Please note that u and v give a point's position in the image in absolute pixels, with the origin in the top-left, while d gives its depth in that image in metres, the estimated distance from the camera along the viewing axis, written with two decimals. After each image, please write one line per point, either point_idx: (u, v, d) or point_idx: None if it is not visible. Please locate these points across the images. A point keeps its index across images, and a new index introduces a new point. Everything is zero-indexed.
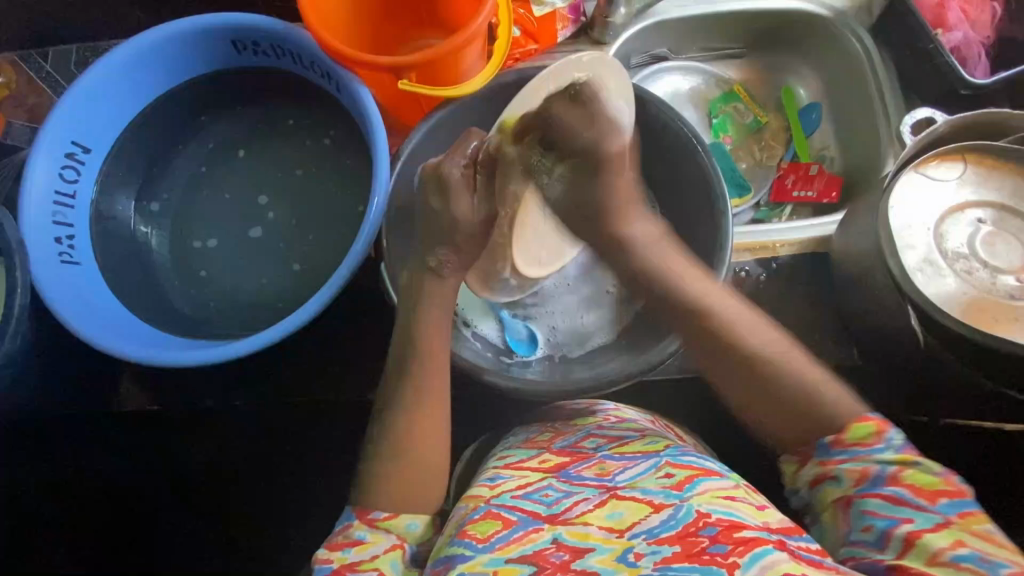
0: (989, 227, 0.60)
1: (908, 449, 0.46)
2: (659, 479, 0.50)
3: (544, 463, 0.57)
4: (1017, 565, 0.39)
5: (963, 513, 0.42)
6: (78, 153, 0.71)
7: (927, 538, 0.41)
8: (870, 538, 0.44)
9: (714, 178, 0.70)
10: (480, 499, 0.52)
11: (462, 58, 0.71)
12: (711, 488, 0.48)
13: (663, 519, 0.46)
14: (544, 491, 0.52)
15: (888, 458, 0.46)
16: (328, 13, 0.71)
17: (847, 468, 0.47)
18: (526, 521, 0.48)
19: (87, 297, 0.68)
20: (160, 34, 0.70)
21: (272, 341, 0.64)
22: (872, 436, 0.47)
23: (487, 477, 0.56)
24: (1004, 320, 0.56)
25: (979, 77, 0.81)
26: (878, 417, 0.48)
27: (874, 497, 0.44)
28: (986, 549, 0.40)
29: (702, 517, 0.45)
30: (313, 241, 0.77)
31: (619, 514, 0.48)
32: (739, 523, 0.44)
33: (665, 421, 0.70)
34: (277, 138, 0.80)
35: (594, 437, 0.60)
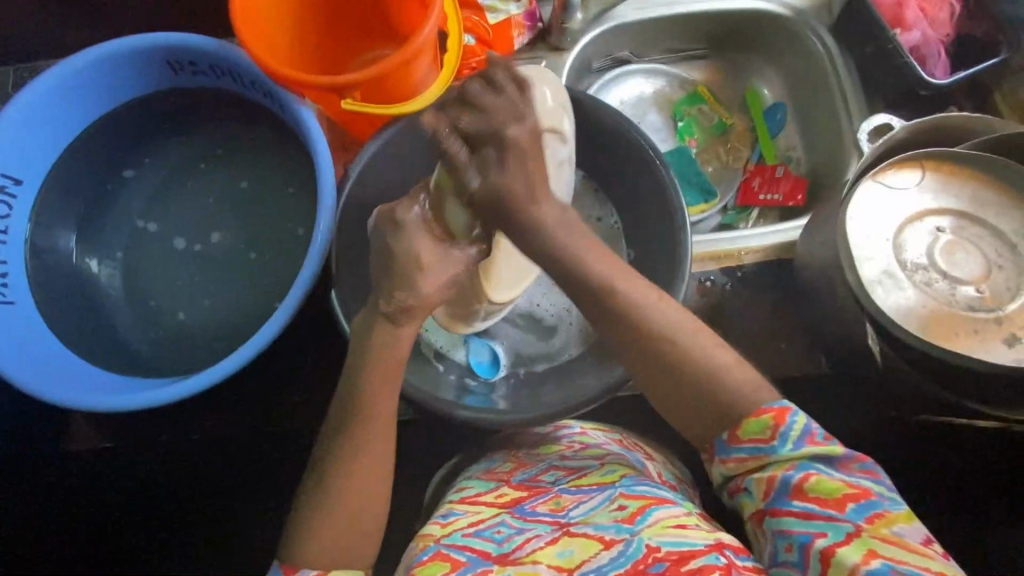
0: (949, 236, 0.59)
1: (802, 441, 0.45)
2: (611, 513, 0.52)
3: (499, 498, 0.58)
4: (931, 572, 0.40)
5: (872, 518, 0.42)
6: (8, 186, 0.67)
7: (840, 553, 0.41)
8: (792, 558, 0.44)
9: (672, 191, 0.68)
10: (430, 538, 0.53)
11: (410, 73, 0.68)
12: (663, 518, 0.49)
13: (613, 557, 0.47)
14: (496, 528, 0.54)
15: (785, 458, 0.45)
16: (267, 31, 0.68)
17: (756, 481, 0.46)
18: (473, 563, 0.50)
19: (22, 341, 0.64)
20: (88, 57, 0.66)
21: (216, 381, 0.61)
22: (768, 431, 0.46)
23: (441, 514, 0.57)
24: (964, 333, 0.55)
25: (939, 77, 0.80)
26: (774, 408, 0.46)
27: (785, 515, 0.44)
28: (898, 556, 0.40)
29: (651, 552, 0.46)
30: (264, 267, 0.74)
31: (570, 551, 0.49)
32: (688, 554, 0.45)
33: (633, 440, 0.69)
34: (224, 159, 0.77)
35: (554, 470, 0.61)
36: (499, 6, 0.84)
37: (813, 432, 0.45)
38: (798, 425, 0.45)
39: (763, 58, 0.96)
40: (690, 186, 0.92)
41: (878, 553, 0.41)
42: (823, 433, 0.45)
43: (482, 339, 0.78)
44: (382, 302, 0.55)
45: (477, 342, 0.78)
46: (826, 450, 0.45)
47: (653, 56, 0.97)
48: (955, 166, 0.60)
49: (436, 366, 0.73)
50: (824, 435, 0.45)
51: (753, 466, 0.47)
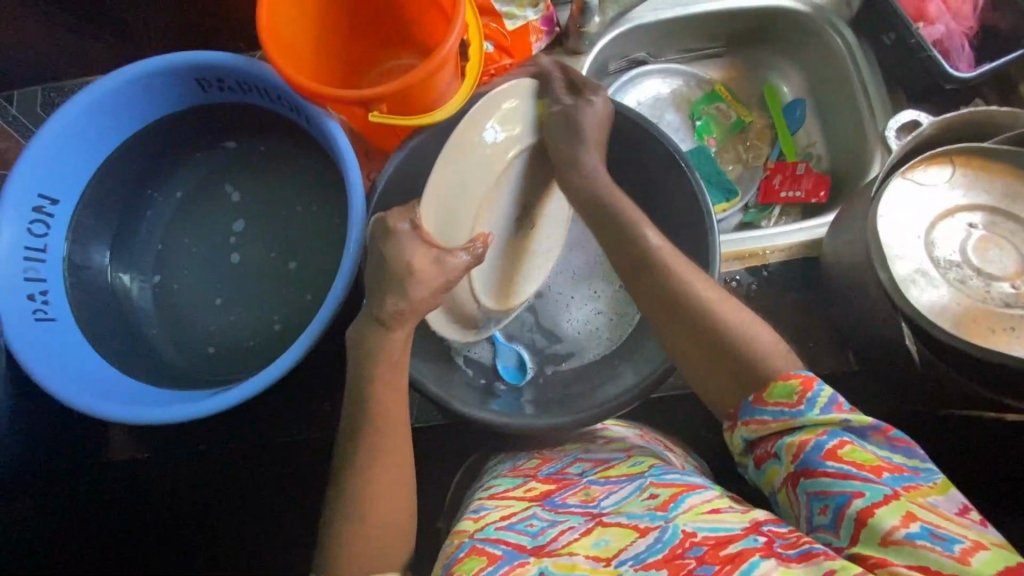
0: (981, 232, 0.59)
1: (832, 407, 0.46)
2: (644, 501, 0.52)
3: (529, 492, 0.59)
4: (968, 538, 0.39)
5: (907, 485, 0.42)
6: (46, 206, 0.69)
7: (878, 516, 0.41)
8: (825, 521, 0.44)
9: (698, 195, 0.68)
10: (464, 534, 0.53)
11: (434, 84, 0.69)
12: (696, 504, 0.49)
13: (650, 543, 0.47)
14: (529, 521, 0.54)
15: (816, 423, 0.46)
16: (291, 47, 0.69)
17: (788, 443, 0.47)
18: (510, 556, 0.49)
19: (66, 356, 0.66)
20: (120, 78, 0.67)
21: (255, 392, 0.62)
22: (796, 395, 0.48)
23: (472, 509, 0.58)
24: (1000, 330, 0.55)
25: (963, 69, 0.79)
26: (801, 375, 0.49)
27: (818, 475, 0.45)
28: (935, 521, 0.40)
29: (687, 537, 0.46)
30: (294, 278, 0.76)
31: (605, 542, 0.49)
32: (725, 539, 0.45)
33: (656, 435, 0.71)
34: (251, 174, 0.79)
35: (580, 463, 0.63)
36: (517, 13, 0.85)
37: (840, 400, 0.47)
38: (829, 392, 0.47)
39: (781, 55, 0.96)
40: (711, 184, 0.92)
41: (915, 516, 0.40)
42: (850, 402, 0.47)
43: (510, 343, 0.79)
44: (375, 308, 0.58)
45: (503, 344, 0.78)
46: (855, 417, 0.46)
47: (669, 56, 0.97)
48: (986, 161, 0.60)
49: (466, 371, 0.74)
50: (852, 406, 0.46)
51: (781, 430, 0.48)
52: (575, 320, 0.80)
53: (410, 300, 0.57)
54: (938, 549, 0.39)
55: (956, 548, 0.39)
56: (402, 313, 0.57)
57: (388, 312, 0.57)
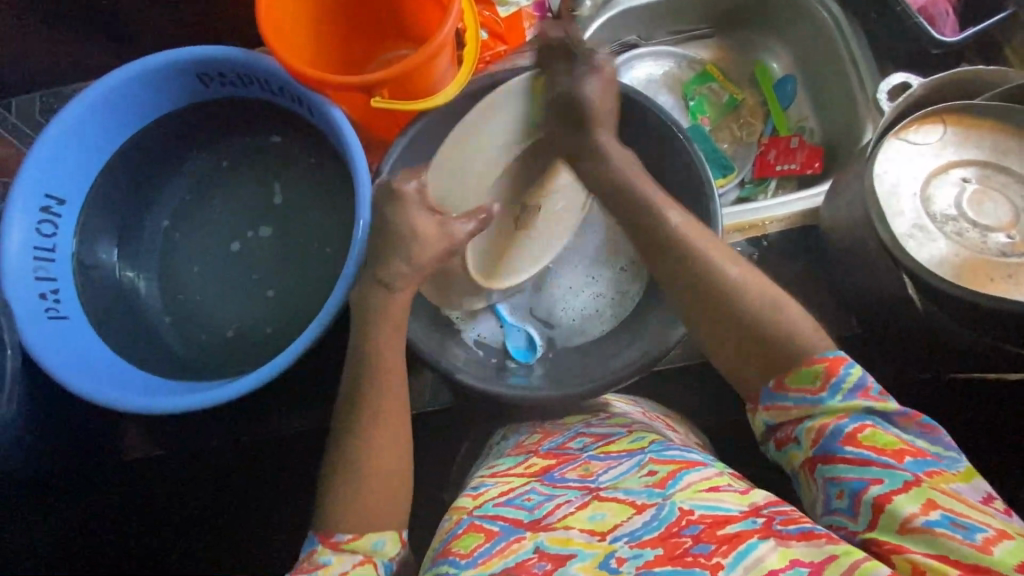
0: (975, 186, 0.60)
1: (857, 394, 0.47)
2: (642, 478, 0.52)
3: (529, 468, 0.60)
4: (992, 527, 0.40)
5: (930, 471, 0.43)
6: (53, 206, 0.70)
7: (897, 502, 0.42)
8: (842, 506, 0.45)
9: (697, 167, 0.70)
10: (463, 511, 0.55)
11: (433, 68, 0.70)
12: (694, 482, 0.50)
13: (645, 521, 0.48)
14: (526, 495, 0.55)
15: (840, 408, 0.47)
16: (290, 38, 0.69)
17: (808, 429, 0.48)
18: (507, 532, 0.50)
19: (79, 352, 0.67)
20: (122, 76, 0.68)
21: (270, 377, 0.63)
22: (819, 381, 0.48)
23: (473, 487, 0.59)
24: (998, 279, 0.56)
25: (948, 35, 0.81)
26: (827, 359, 0.48)
27: (837, 461, 0.45)
28: (956, 509, 0.40)
29: (685, 515, 0.47)
30: (301, 268, 0.77)
31: (601, 516, 0.50)
32: (723, 519, 0.46)
33: (662, 417, 0.71)
34: (253, 168, 0.79)
35: (581, 437, 0.63)
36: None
37: (867, 386, 0.47)
38: (854, 376, 0.47)
39: (769, 33, 0.98)
40: (708, 161, 0.93)
41: (936, 503, 0.41)
42: (877, 387, 0.47)
43: (519, 323, 0.79)
44: (379, 271, 0.64)
45: (512, 324, 0.79)
46: (880, 404, 0.46)
47: (660, 38, 0.99)
48: (976, 118, 0.62)
49: (477, 351, 0.75)
50: (880, 391, 0.47)
51: (802, 415, 0.48)
52: (575, 300, 0.81)
53: (411, 261, 0.64)
54: (959, 537, 0.39)
55: (978, 536, 0.39)
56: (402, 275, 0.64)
57: (389, 275, 0.64)
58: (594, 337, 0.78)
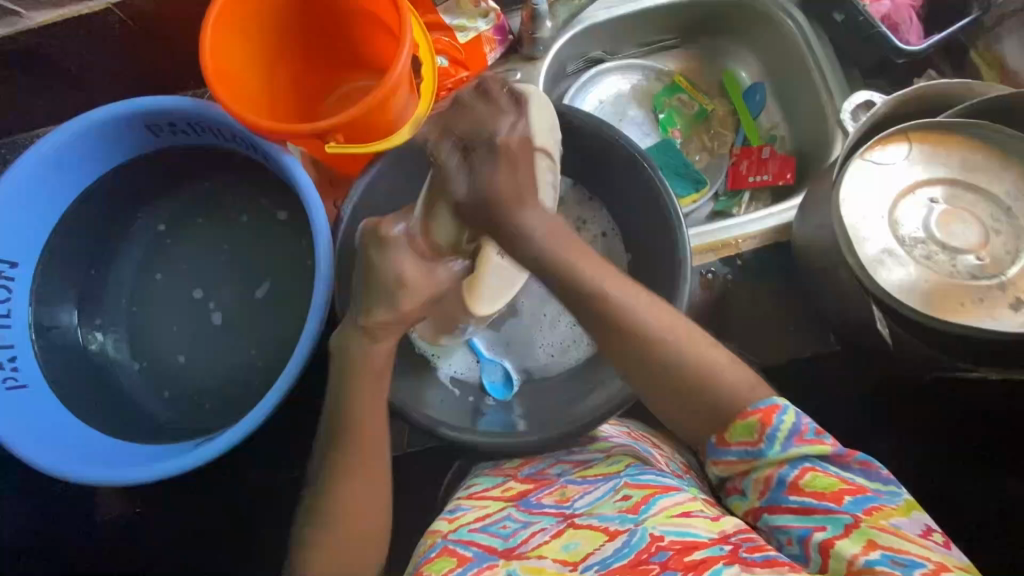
0: (943, 206, 0.59)
1: (791, 441, 0.44)
2: (616, 504, 0.52)
3: (505, 493, 0.60)
4: (932, 561, 0.39)
5: (869, 508, 0.42)
6: (4, 270, 0.67)
7: (840, 545, 0.41)
8: (794, 552, 0.44)
9: (664, 194, 0.68)
10: (438, 534, 0.55)
11: (390, 107, 0.68)
12: (667, 506, 0.49)
13: (616, 548, 0.47)
14: (502, 522, 0.55)
15: (777, 459, 0.45)
16: (240, 84, 0.67)
17: (754, 479, 0.46)
18: (479, 558, 0.50)
19: (40, 423, 0.65)
20: (65, 134, 0.65)
21: (236, 441, 0.61)
22: (756, 434, 0.45)
23: (449, 509, 0.59)
24: (968, 303, 0.55)
25: (914, 42, 0.80)
26: (760, 410, 0.45)
27: (784, 511, 0.45)
28: (897, 546, 0.40)
29: (654, 541, 0.46)
30: (268, 316, 0.75)
31: (574, 545, 0.49)
32: (691, 545, 0.44)
33: (644, 433, 0.71)
34: (213, 215, 0.77)
35: (560, 463, 0.64)
36: (467, 25, 0.84)
37: (801, 431, 0.44)
38: (788, 422, 0.44)
39: (736, 41, 0.96)
40: (680, 176, 0.92)
41: (877, 543, 0.41)
42: (813, 430, 0.44)
43: (496, 357, 0.79)
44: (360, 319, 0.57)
45: (489, 359, 0.78)
46: (816, 447, 0.44)
47: (626, 52, 0.97)
48: (942, 135, 0.61)
49: (453, 391, 0.74)
50: (814, 433, 0.44)
51: (746, 468, 0.46)
52: (558, 326, 0.80)
53: (400, 310, 0.57)
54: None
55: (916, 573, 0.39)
56: (388, 323, 0.57)
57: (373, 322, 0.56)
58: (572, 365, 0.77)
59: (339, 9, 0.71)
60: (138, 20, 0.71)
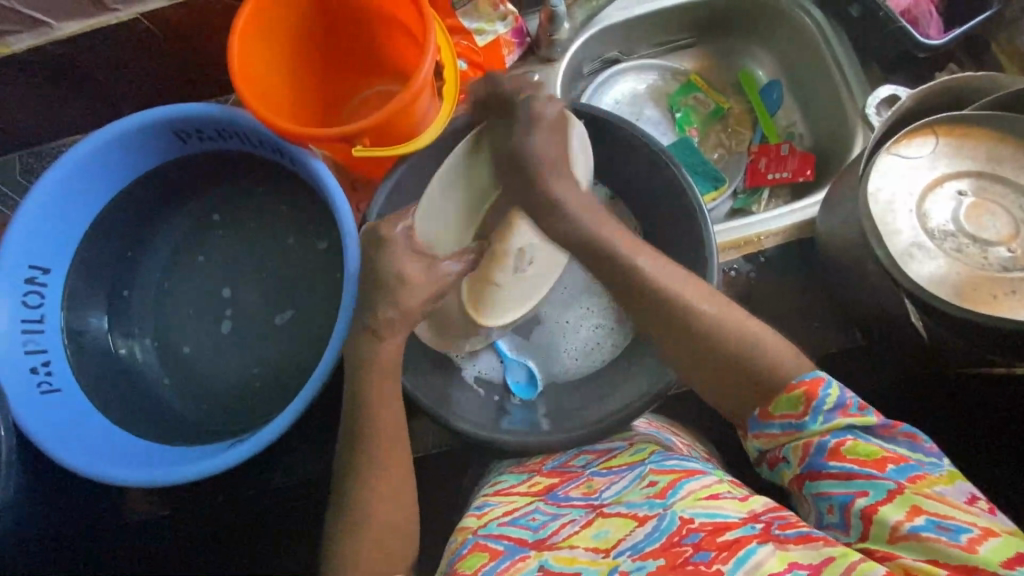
0: (972, 199, 0.59)
1: (837, 413, 0.44)
2: (643, 490, 0.52)
3: (532, 487, 0.60)
4: (977, 526, 0.38)
5: (913, 477, 0.41)
6: (37, 276, 0.69)
7: (883, 512, 0.41)
8: (834, 520, 0.43)
9: (688, 191, 0.68)
10: (468, 531, 0.54)
11: (415, 110, 0.68)
12: (694, 490, 0.49)
13: (647, 533, 0.47)
14: (531, 515, 0.55)
15: (822, 431, 0.45)
16: (267, 89, 0.68)
17: (793, 448, 0.46)
18: (512, 551, 0.50)
19: (74, 426, 0.66)
20: (97, 142, 0.67)
21: (267, 442, 0.61)
22: (801, 406, 0.46)
23: (476, 507, 0.59)
24: (1001, 296, 0.55)
25: (934, 37, 0.80)
26: (805, 381, 0.46)
27: (824, 478, 0.44)
28: (943, 512, 0.39)
29: (685, 524, 0.46)
30: (295, 319, 0.76)
31: (605, 533, 0.49)
32: (722, 526, 0.44)
33: (668, 425, 0.71)
34: (238, 219, 0.78)
35: (584, 455, 0.64)
36: (487, 28, 0.84)
37: (847, 405, 0.44)
38: (834, 395, 0.45)
39: (752, 39, 0.96)
40: (699, 174, 0.92)
41: (922, 509, 0.39)
42: (857, 404, 0.44)
43: (519, 358, 0.79)
44: (368, 317, 0.59)
45: (512, 359, 0.78)
46: (861, 419, 0.44)
47: (642, 52, 0.98)
48: (969, 128, 0.61)
49: (478, 390, 0.75)
50: (860, 407, 0.44)
51: (788, 438, 0.47)
52: (581, 327, 0.80)
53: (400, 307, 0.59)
54: (944, 539, 0.38)
55: (963, 537, 0.37)
56: (393, 321, 0.59)
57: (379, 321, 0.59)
58: (598, 364, 0.78)
59: (362, 14, 0.71)
60: (165, 30, 0.73)
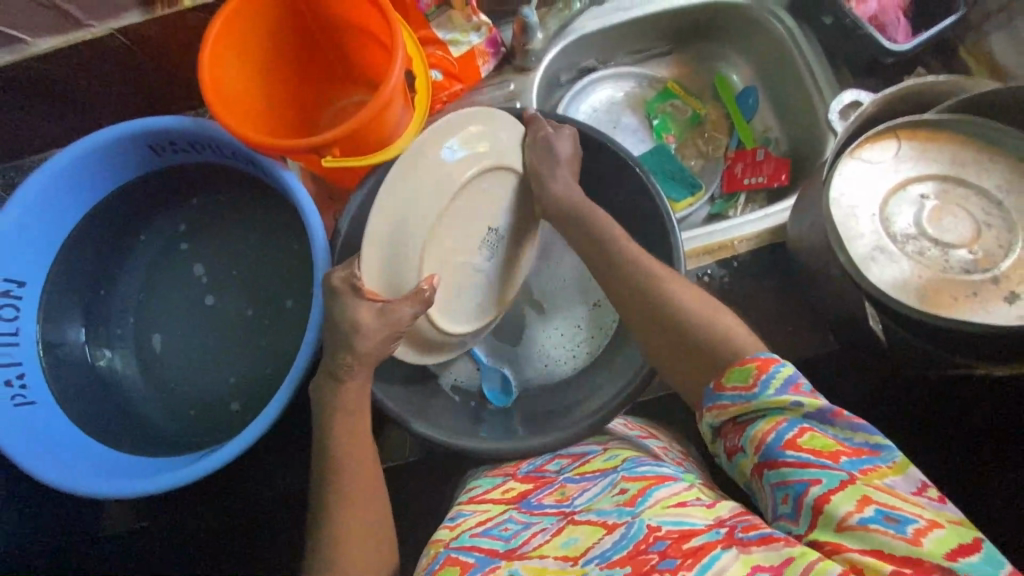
0: (933, 202, 0.59)
1: (788, 389, 0.44)
2: (613, 497, 0.52)
3: (506, 493, 0.60)
4: (922, 518, 0.38)
5: (864, 468, 0.40)
6: (13, 289, 0.69)
7: (834, 502, 0.39)
8: (787, 511, 0.42)
9: (657, 199, 0.69)
10: (440, 544, 0.54)
11: (386, 119, 0.69)
12: (663, 498, 0.49)
13: (615, 540, 0.47)
14: (504, 525, 0.54)
15: (772, 405, 0.44)
16: (238, 102, 0.69)
17: (750, 435, 0.45)
18: (481, 563, 0.49)
19: (45, 438, 0.66)
20: (68, 157, 0.67)
21: (237, 452, 0.61)
22: (751, 379, 0.45)
23: (450, 517, 0.59)
24: (962, 298, 0.55)
25: (902, 42, 0.81)
26: (758, 358, 0.46)
27: (779, 465, 0.42)
28: (890, 503, 0.39)
29: (652, 531, 0.46)
30: (272, 328, 0.76)
31: (574, 540, 0.49)
32: (688, 532, 0.44)
33: (649, 428, 0.72)
34: (216, 230, 0.79)
35: (558, 459, 0.64)
36: (461, 38, 0.85)
37: (798, 381, 0.44)
38: (785, 372, 0.44)
39: (728, 46, 0.97)
40: (676, 181, 0.93)
41: (871, 499, 0.39)
42: (810, 384, 0.44)
43: (495, 365, 0.79)
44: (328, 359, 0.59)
45: (488, 365, 0.79)
46: (812, 401, 0.43)
47: (619, 60, 0.99)
48: (930, 132, 0.61)
49: (453, 398, 0.75)
50: (812, 388, 0.44)
51: (742, 417, 0.45)
52: (553, 331, 0.81)
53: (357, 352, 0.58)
54: (892, 531, 0.37)
55: (909, 529, 0.37)
56: (351, 365, 0.58)
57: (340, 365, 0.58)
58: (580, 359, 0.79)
59: (335, 26, 0.72)
60: (138, 44, 0.73)
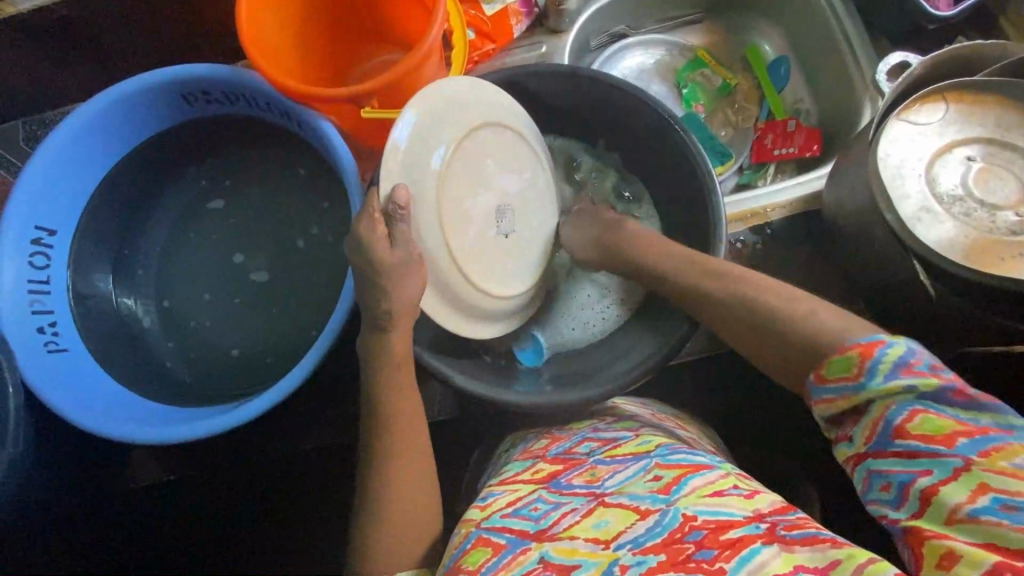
0: (980, 164, 0.59)
1: (898, 372, 0.41)
2: (647, 483, 0.51)
3: (536, 474, 0.58)
4: None
5: (987, 450, 0.38)
6: (44, 237, 0.68)
7: (944, 492, 0.38)
8: (887, 496, 0.41)
9: (698, 160, 0.69)
10: (472, 523, 0.53)
11: (424, 72, 0.68)
12: (700, 486, 0.49)
13: (649, 527, 0.47)
14: (533, 504, 0.53)
15: (881, 392, 0.41)
16: (272, 51, 0.68)
17: (862, 424, 0.43)
18: (514, 544, 0.49)
19: (81, 385, 0.65)
20: (101, 102, 0.66)
21: (274, 402, 0.61)
22: (855, 367, 0.43)
23: (480, 497, 0.57)
24: (1008, 258, 0.55)
25: (944, 9, 0.80)
26: (861, 343, 0.43)
27: (887, 456, 0.41)
28: (1014, 490, 0.36)
29: (688, 521, 0.46)
30: (303, 286, 0.76)
31: (606, 523, 0.49)
32: (726, 523, 0.46)
33: (680, 421, 0.70)
34: (246, 186, 0.78)
35: (588, 441, 0.61)
36: None
37: (911, 362, 0.41)
38: (896, 355, 0.41)
39: (761, 15, 0.96)
40: (706, 150, 0.92)
41: (988, 487, 0.37)
42: (926, 363, 0.41)
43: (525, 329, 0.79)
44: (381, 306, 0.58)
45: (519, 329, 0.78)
46: (926, 381, 0.40)
47: (649, 27, 0.97)
48: (977, 95, 0.61)
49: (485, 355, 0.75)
50: (927, 367, 0.41)
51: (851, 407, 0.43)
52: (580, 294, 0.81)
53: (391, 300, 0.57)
54: (1009, 523, 0.36)
55: None
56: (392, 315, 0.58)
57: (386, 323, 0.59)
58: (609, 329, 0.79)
59: None
60: None
